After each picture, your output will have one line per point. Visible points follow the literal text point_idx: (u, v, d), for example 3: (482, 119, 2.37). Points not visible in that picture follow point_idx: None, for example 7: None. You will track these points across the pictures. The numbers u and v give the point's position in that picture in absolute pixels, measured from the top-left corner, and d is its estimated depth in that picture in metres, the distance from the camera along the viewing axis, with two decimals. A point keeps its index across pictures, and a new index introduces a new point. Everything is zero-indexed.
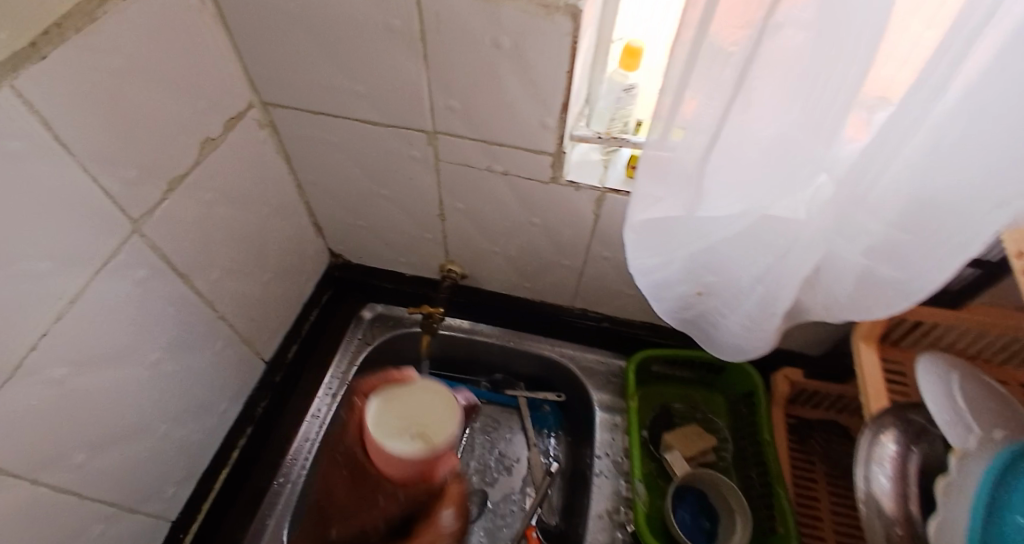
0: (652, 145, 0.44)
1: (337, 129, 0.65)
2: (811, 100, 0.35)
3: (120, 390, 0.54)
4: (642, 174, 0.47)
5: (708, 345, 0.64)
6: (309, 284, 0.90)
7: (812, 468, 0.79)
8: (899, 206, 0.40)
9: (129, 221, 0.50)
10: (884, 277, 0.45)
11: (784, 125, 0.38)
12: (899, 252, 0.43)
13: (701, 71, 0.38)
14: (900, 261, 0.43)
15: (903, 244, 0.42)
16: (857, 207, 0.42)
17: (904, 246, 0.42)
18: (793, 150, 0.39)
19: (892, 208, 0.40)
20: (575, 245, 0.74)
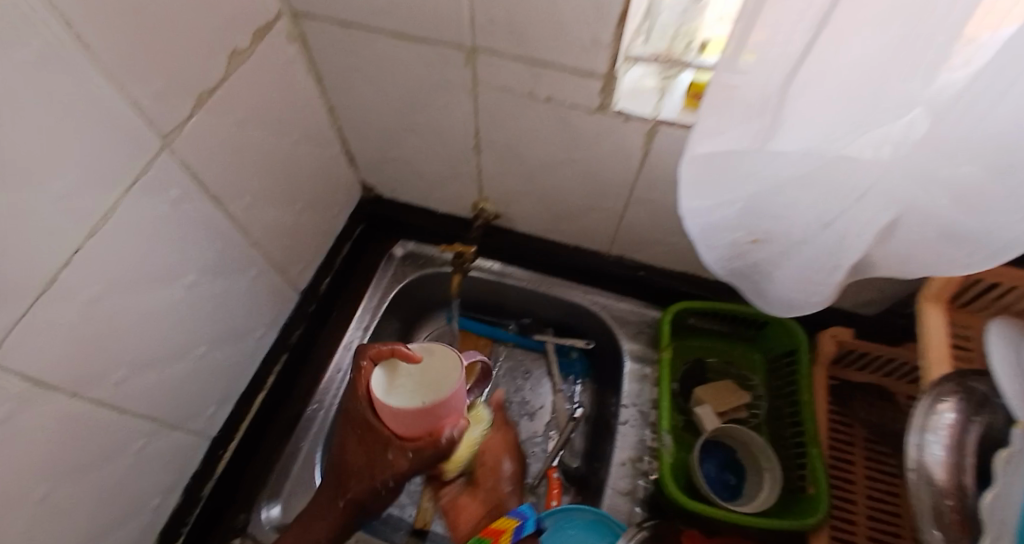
0: (717, 73, 0.38)
1: (370, 47, 0.61)
2: (919, 16, 0.29)
3: (158, 307, 0.55)
4: (705, 104, 0.41)
5: (756, 298, 0.60)
6: (341, 216, 0.89)
7: (850, 432, 0.76)
8: (999, 160, 0.33)
9: (160, 135, 0.48)
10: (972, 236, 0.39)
11: (882, 46, 0.32)
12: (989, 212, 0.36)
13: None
14: (992, 220, 0.37)
15: (995, 205, 0.36)
16: (948, 156, 0.35)
17: (997, 206, 0.36)
18: (888, 74, 0.33)
19: (989, 162, 0.34)
20: (617, 186, 0.69)
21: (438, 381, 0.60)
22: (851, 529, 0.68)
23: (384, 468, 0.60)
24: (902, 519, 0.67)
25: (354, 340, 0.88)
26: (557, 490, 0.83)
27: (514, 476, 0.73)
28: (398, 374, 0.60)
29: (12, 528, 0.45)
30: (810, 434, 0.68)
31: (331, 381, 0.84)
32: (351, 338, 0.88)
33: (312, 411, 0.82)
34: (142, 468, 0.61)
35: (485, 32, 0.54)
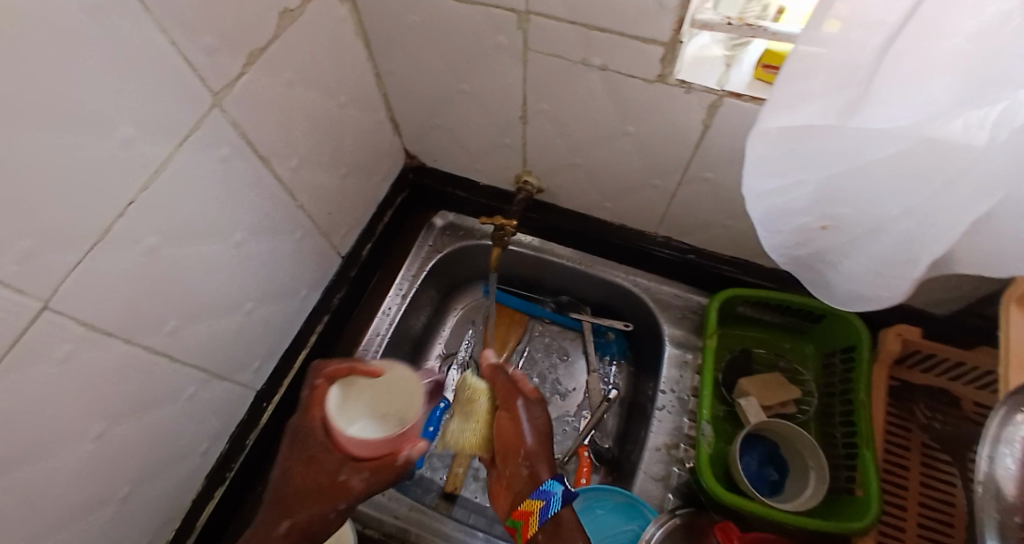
0: (800, 41, 0.35)
1: (419, 9, 0.58)
2: None
3: (207, 264, 0.56)
4: (783, 77, 0.37)
5: (820, 289, 0.56)
6: (384, 184, 0.89)
7: (908, 436, 0.72)
8: None
9: (211, 94, 0.48)
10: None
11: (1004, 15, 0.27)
12: None
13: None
14: None
15: None
16: None
17: None
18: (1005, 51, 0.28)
19: None
20: (672, 162, 0.65)
21: (399, 402, 0.57)
22: (899, 532, 0.66)
23: (333, 495, 0.54)
24: (955, 528, 0.64)
25: (393, 308, 0.90)
26: (586, 468, 0.83)
27: (537, 448, 0.62)
28: (358, 392, 0.58)
29: (71, 462, 0.49)
30: (865, 435, 0.65)
31: (369, 343, 0.87)
32: (390, 306, 0.90)
33: None
34: (192, 415, 0.64)
35: None
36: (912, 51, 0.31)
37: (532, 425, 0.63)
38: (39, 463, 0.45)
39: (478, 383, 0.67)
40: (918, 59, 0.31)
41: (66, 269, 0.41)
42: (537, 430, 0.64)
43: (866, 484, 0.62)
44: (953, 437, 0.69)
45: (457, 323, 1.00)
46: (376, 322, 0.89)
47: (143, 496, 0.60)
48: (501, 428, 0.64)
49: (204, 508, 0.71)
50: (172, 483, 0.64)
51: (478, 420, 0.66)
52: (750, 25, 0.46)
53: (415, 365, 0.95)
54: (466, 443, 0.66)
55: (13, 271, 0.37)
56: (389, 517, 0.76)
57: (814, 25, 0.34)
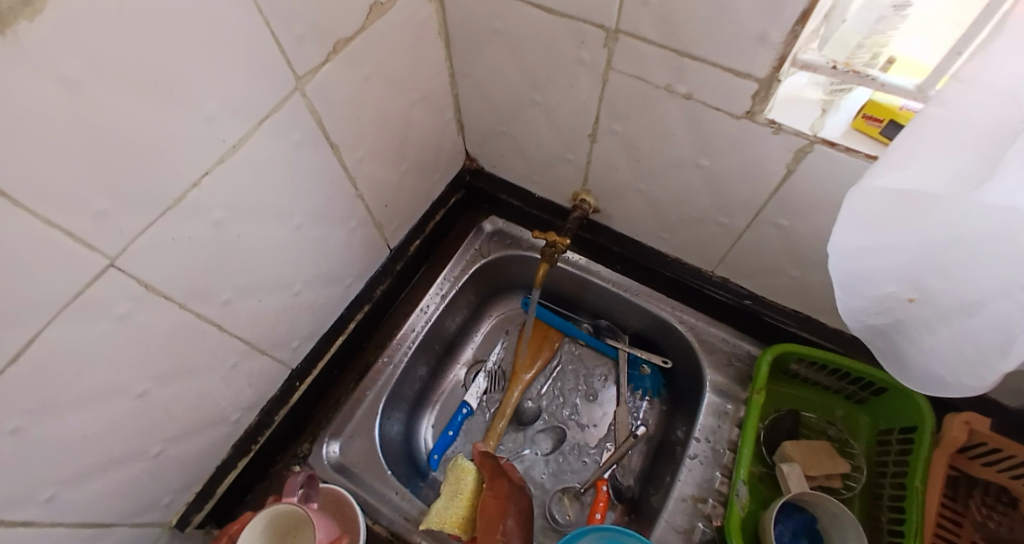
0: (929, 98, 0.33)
1: (505, 15, 0.57)
2: None
3: (267, 242, 0.57)
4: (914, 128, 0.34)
5: (894, 366, 0.51)
6: (442, 182, 0.88)
7: (959, 532, 0.65)
8: None
9: (293, 78, 0.49)
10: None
11: None
12: None
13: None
14: None
15: None
16: None
17: None
18: None
19: None
20: (746, 203, 0.62)
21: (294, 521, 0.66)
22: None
23: None
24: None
25: (431, 306, 0.90)
26: (602, 503, 0.80)
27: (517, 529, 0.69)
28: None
29: (112, 415, 0.50)
30: (916, 526, 0.59)
31: (404, 338, 0.88)
32: (428, 304, 0.90)
33: (383, 363, 0.86)
34: (230, 384, 0.65)
35: (632, 13, 0.48)
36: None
37: (513, 506, 0.71)
38: (84, 411, 0.47)
39: (467, 463, 0.75)
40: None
41: (137, 231, 0.42)
42: (518, 512, 0.71)
43: None
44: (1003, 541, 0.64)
45: (491, 330, 0.99)
46: (413, 318, 0.89)
47: (172, 456, 0.62)
48: (484, 507, 0.70)
49: (226, 476, 0.72)
50: (201, 447, 0.66)
51: (464, 498, 0.72)
52: (856, 73, 0.43)
53: (444, 367, 0.95)
54: (450, 520, 0.70)
55: (87, 226, 0.38)
56: (400, 517, 0.75)
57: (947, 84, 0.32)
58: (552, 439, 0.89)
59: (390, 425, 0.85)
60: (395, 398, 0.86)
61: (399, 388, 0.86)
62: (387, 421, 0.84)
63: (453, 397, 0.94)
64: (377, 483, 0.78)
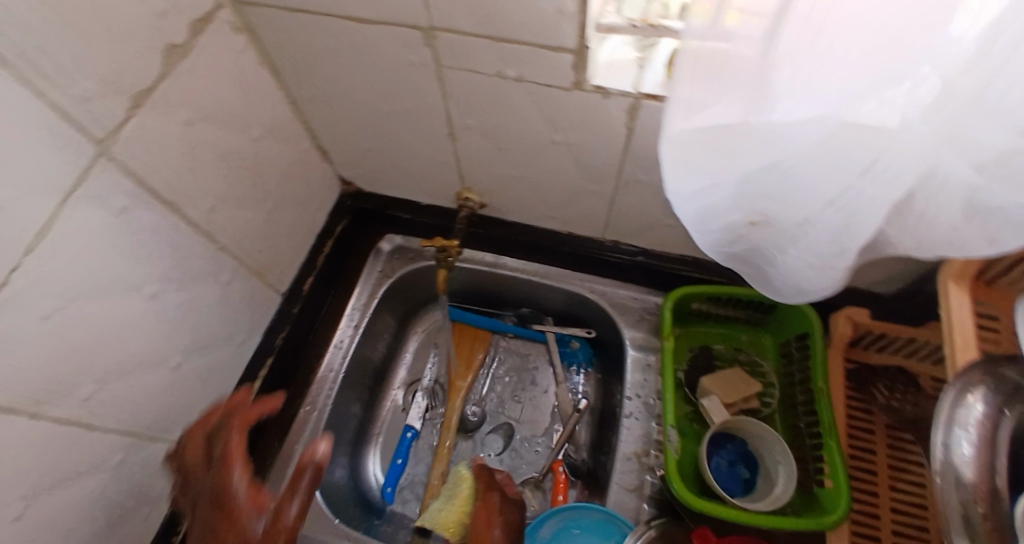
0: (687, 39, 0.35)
1: (322, 32, 0.55)
2: None
3: (119, 322, 0.52)
4: (686, 75, 0.36)
5: (760, 285, 0.55)
6: (320, 213, 0.84)
7: (871, 420, 0.68)
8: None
9: (94, 143, 0.44)
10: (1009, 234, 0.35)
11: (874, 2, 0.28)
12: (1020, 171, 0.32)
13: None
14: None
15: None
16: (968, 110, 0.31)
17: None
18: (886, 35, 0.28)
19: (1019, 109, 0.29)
20: (606, 167, 0.64)
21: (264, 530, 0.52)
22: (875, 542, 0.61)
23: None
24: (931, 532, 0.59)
25: (345, 341, 0.86)
26: (563, 484, 0.81)
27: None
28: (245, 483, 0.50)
29: None
30: (828, 425, 0.63)
31: (323, 381, 0.83)
32: (342, 338, 0.85)
33: (306, 412, 0.81)
34: (123, 482, 0.59)
35: (440, 10, 0.48)
36: (802, 45, 0.31)
37: (501, 517, 0.65)
38: None
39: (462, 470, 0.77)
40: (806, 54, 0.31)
41: None
42: (506, 523, 0.65)
43: (834, 475, 0.61)
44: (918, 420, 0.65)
45: (420, 347, 0.97)
46: (329, 355, 0.84)
47: None
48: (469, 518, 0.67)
49: None
50: None
51: (458, 503, 0.74)
52: (653, 27, 0.47)
53: (378, 396, 0.92)
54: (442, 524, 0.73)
55: None
56: None
57: (699, 21, 0.34)
58: (502, 436, 0.89)
59: (332, 470, 0.81)
60: (332, 442, 0.82)
61: (335, 431, 0.83)
62: (327, 468, 0.80)
63: (394, 423, 0.90)
64: (325, 535, 0.74)
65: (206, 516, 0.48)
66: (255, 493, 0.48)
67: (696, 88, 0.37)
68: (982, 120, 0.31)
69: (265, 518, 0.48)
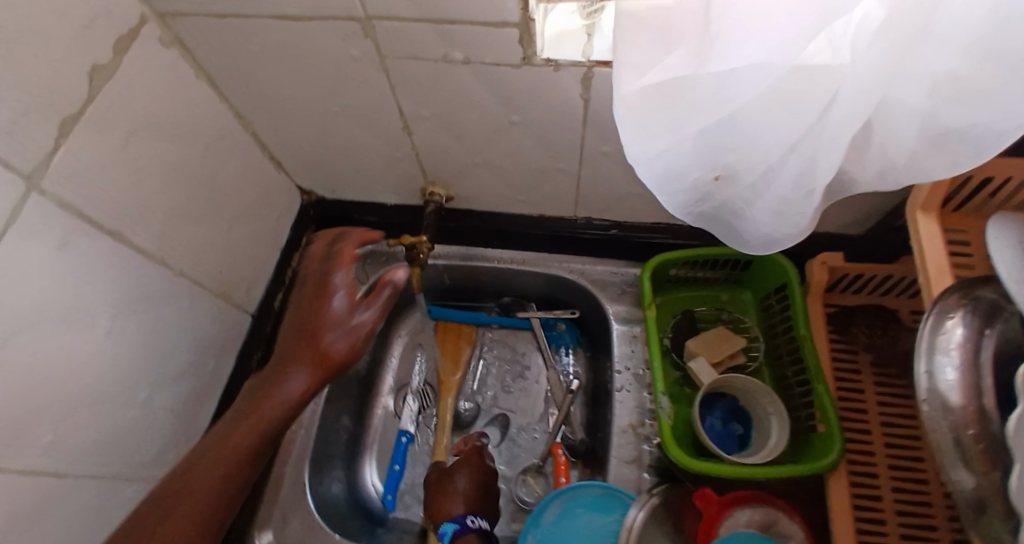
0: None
1: (256, 34, 0.53)
2: None
3: (79, 363, 0.49)
4: (630, 37, 0.35)
5: (730, 241, 0.55)
6: (282, 226, 0.82)
7: (855, 360, 0.69)
8: (979, 24, 0.29)
9: (22, 178, 0.41)
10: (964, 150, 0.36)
11: None
12: (978, 93, 0.32)
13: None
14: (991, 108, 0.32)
15: (981, 84, 0.31)
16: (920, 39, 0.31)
17: (983, 86, 0.31)
18: None
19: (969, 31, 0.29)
20: (566, 142, 0.63)
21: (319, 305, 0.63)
22: (873, 479, 0.62)
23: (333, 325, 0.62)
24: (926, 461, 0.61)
25: None
26: (563, 465, 0.80)
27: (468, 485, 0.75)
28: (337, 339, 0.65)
29: None
30: (814, 371, 0.65)
31: None
32: None
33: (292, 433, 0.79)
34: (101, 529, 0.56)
35: None
36: None
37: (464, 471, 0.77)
38: None
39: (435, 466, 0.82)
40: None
41: None
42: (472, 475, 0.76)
43: (825, 420, 0.61)
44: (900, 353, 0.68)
45: (405, 349, 0.95)
46: None
47: None
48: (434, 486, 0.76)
49: None
50: None
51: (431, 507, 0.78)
52: None
53: (368, 404, 0.90)
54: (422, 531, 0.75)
55: None
56: None
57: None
58: (497, 427, 0.88)
59: (327, 486, 0.79)
60: (324, 458, 0.80)
61: (325, 446, 0.81)
62: (321, 484, 0.78)
63: (387, 431, 0.89)
64: None
65: (315, 282, 0.65)
66: (349, 278, 0.64)
67: (644, 48, 0.36)
68: (936, 46, 0.31)
69: (360, 319, 0.63)
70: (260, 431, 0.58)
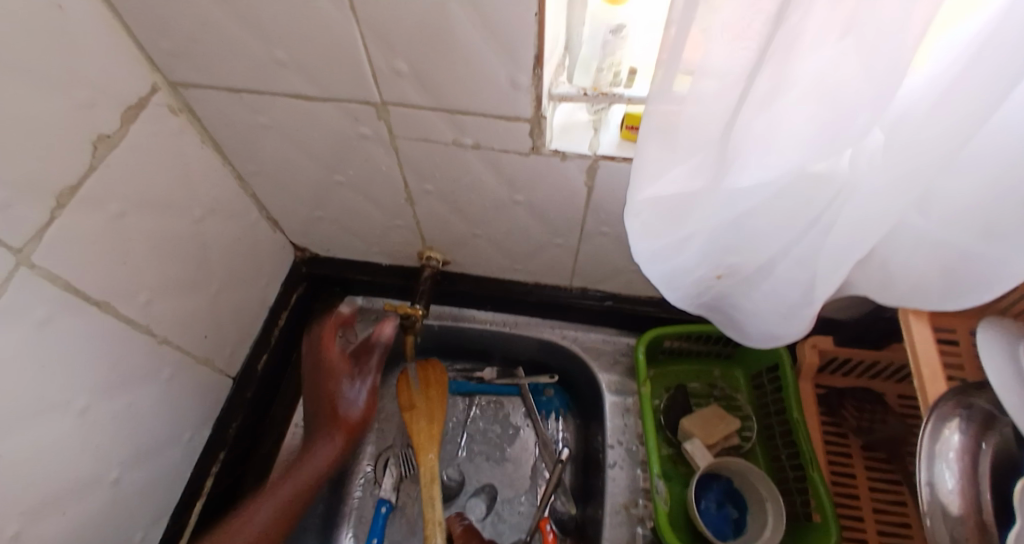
0: (654, 102, 0.34)
1: (268, 109, 0.53)
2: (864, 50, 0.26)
3: (47, 446, 0.46)
4: (647, 145, 0.36)
5: (734, 331, 0.55)
6: (273, 285, 0.79)
7: (845, 443, 0.70)
8: (993, 169, 0.30)
9: (11, 252, 0.39)
10: (971, 278, 0.37)
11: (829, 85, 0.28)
12: (998, 228, 0.33)
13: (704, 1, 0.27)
14: (1001, 252, 0.34)
15: (1003, 221, 0.32)
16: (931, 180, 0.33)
17: (1006, 224, 0.32)
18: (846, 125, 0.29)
19: (976, 174, 0.31)
20: (568, 222, 0.64)
21: (315, 376, 0.72)
22: None
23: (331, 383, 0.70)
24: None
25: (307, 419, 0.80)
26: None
27: None
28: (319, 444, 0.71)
29: None
30: (808, 456, 0.64)
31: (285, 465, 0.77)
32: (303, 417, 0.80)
33: None
34: None
35: (391, 84, 0.47)
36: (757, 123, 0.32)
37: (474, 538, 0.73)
38: None
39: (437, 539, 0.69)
40: (769, 115, 0.32)
41: None
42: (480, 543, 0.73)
43: (822, 508, 0.61)
44: (889, 439, 0.66)
45: (390, 411, 0.91)
46: None
47: None
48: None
49: None
50: None
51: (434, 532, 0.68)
52: (605, 94, 0.46)
53: (349, 472, 0.85)
54: None
55: None
56: None
57: (665, 86, 0.33)
58: (484, 500, 0.84)
59: None
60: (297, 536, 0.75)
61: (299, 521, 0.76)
62: None
63: (367, 499, 0.84)
64: None
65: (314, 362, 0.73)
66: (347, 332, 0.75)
67: (660, 158, 0.37)
68: (946, 182, 0.33)
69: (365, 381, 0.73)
70: (280, 509, 0.68)
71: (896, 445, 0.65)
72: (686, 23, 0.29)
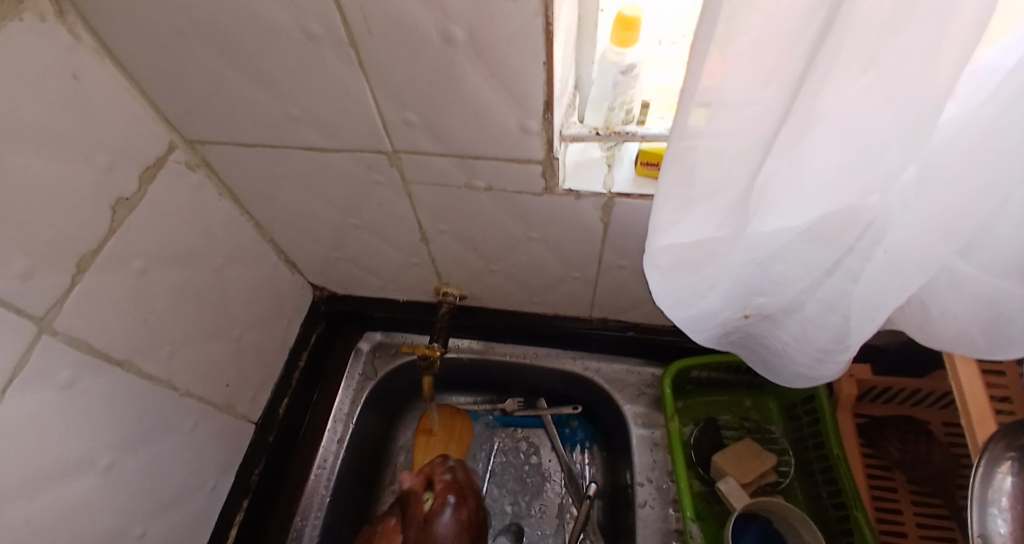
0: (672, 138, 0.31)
1: (283, 160, 0.54)
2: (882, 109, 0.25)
3: (73, 508, 0.46)
4: (663, 204, 0.35)
5: (765, 370, 0.53)
6: (293, 326, 0.80)
7: (890, 476, 0.65)
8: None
9: (34, 320, 0.40)
10: (1018, 329, 0.34)
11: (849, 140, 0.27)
12: None
13: (725, 24, 0.24)
14: None
15: None
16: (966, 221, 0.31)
17: None
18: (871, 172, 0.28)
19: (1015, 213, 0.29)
20: (585, 256, 0.63)
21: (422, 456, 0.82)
22: None
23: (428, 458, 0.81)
24: None
25: (329, 458, 0.79)
26: None
27: None
28: None
29: None
30: (852, 495, 0.60)
31: (307, 508, 0.75)
32: (326, 455, 0.79)
33: None
34: None
35: (402, 133, 0.47)
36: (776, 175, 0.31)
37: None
38: None
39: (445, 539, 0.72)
40: (791, 155, 0.30)
41: None
42: None
43: None
44: (934, 475, 0.62)
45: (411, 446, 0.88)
46: (313, 477, 0.77)
47: None
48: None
49: None
50: None
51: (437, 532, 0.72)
52: (617, 133, 0.44)
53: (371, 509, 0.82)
54: None
55: None
56: None
57: (682, 121, 0.30)
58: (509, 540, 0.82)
59: None
60: None
61: None
62: None
63: None
64: None
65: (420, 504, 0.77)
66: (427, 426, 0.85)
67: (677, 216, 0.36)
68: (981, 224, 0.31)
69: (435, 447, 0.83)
70: None
71: (942, 480, 0.62)
72: (705, 50, 0.25)
